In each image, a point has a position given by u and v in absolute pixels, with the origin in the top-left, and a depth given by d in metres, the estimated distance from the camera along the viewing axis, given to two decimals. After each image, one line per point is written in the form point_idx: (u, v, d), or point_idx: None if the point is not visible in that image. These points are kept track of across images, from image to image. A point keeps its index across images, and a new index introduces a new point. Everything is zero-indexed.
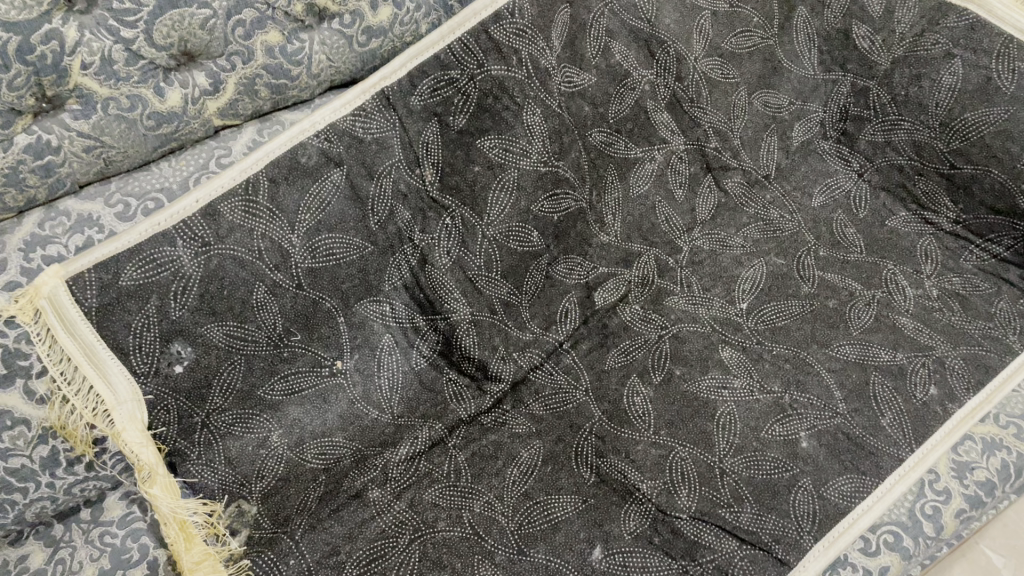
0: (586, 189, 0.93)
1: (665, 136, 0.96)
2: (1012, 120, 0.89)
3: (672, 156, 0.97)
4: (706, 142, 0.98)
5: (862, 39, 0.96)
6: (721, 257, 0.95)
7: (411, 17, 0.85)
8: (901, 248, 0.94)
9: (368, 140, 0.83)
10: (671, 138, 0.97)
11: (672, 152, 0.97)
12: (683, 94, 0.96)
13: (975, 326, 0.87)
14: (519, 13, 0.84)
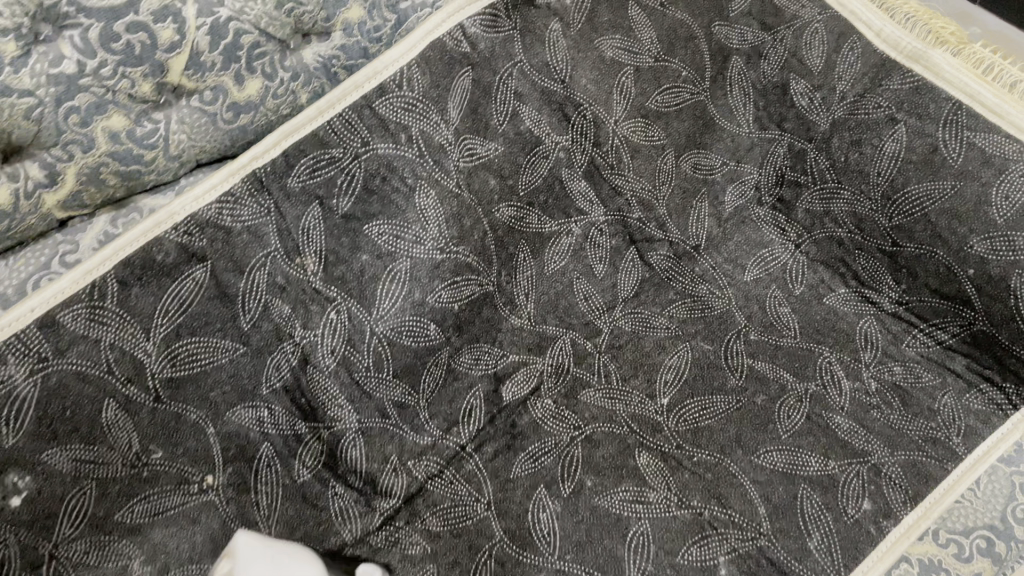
0: (493, 271, 0.85)
1: (583, 208, 0.89)
2: (959, 196, 0.80)
3: (591, 229, 0.89)
4: (629, 212, 0.90)
5: (799, 96, 0.90)
6: (644, 341, 0.86)
7: (287, 88, 0.75)
8: (838, 330, 0.86)
9: (236, 228, 0.74)
10: (590, 209, 0.89)
11: (591, 225, 0.89)
12: (602, 161, 0.89)
13: (915, 426, 0.80)
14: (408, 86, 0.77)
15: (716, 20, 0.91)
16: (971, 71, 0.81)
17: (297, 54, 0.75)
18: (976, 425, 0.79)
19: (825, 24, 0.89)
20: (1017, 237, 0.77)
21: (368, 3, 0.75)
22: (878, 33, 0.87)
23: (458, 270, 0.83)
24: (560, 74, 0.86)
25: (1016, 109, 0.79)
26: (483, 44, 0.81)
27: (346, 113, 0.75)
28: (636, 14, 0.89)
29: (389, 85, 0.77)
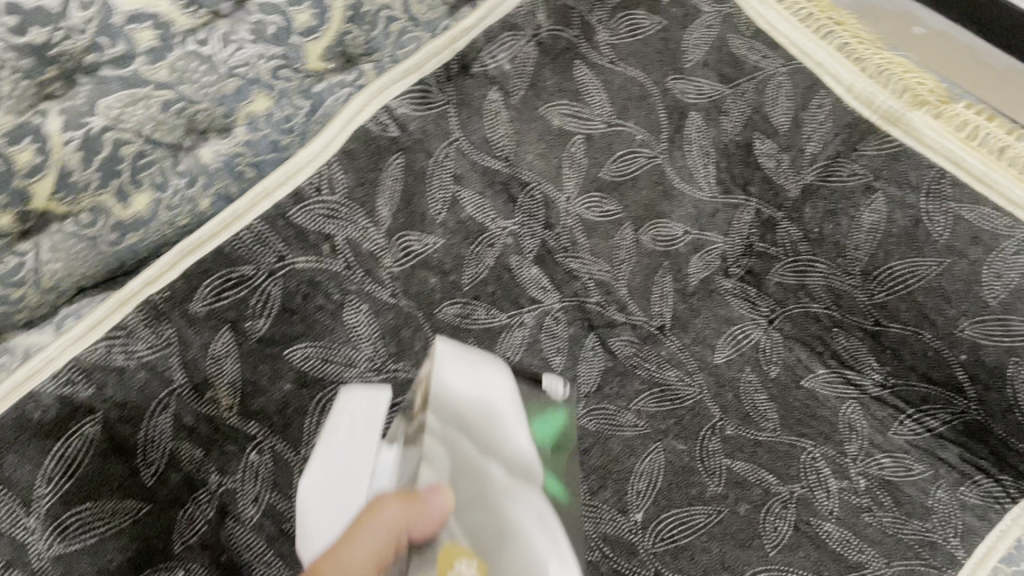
0: None
1: (536, 295, 0.78)
2: (946, 275, 0.74)
3: (546, 318, 0.78)
4: (587, 296, 0.81)
5: (766, 157, 0.81)
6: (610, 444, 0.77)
7: (183, 195, 0.62)
8: (821, 420, 0.79)
9: (131, 367, 0.62)
10: (543, 296, 0.78)
11: (546, 313, 0.78)
12: (556, 244, 0.79)
13: (911, 531, 0.73)
14: (331, 186, 0.68)
15: (672, 74, 0.82)
16: (955, 134, 0.74)
17: (192, 154, 0.63)
18: (974, 524, 0.73)
19: (790, 76, 0.81)
20: (1012, 321, 0.71)
21: (275, 92, 0.65)
22: (850, 88, 0.79)
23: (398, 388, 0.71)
24: (502, 151, 0.76)
25: (1005, 177, 0.72)
26: (412, 124, 0.71)
27: (257, 226, 0.66)
28: (583, 74, 0.80)
29: (305, 190, 0.67)
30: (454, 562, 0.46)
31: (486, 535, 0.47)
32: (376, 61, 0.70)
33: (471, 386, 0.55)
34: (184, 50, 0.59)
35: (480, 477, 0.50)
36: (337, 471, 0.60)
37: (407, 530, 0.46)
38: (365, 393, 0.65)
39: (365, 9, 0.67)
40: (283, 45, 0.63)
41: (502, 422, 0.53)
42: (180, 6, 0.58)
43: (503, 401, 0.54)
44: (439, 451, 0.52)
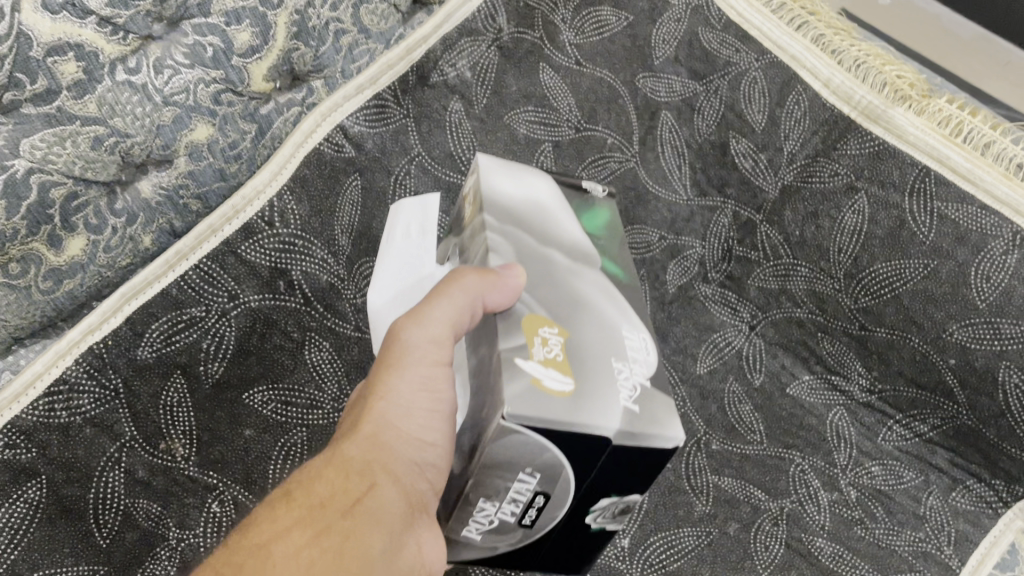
0: None
1: None
2: (932, 276, 0.71)
3: None
4: None
5: (742, 157, 0.78)
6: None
7: (123, 235, 0.58)
8: (808, 429, 0.76)
9: (76, 423, 0.57)
10: None
11: None
12: None
13: (904, 541, 0.71)
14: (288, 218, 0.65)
15: (639, 71, 0.78)
16: (938, 131, 0.70)
17: (130, 190, 0.57)
18: (968, 531, 0.71)
19: (764, 72, 0.76)
20: (1002, 324, 0.69)
21: (217, 118, 0.59)
22: (827, 84, 0.74)
23: None
24: (468, 164, 0.73)
25: (991, 174, 0.68)
26: (370, 142, 0.68)
27: (206, 264, 0.62)
28: (549, 77, 0.75)
29: (255, 224, 0.63)
30: (535, 329, 0.47)
31: (555, 308, 0.49)
32: (327, 77, 0.65)
33: (516, 186, 0.56)
34: (114, 81, 0.52)
35: (541, 263, 0.52)
36: (400, 284, 0.62)
37: (480, 309, 0.47)
38: (414, 202, 0.67)
39: (313, 23, 0.61)
40: (223, 67, 0.57)
41: (552, 215, 0.56)
42: (106, 33, 0.51)
43: (547, 197, 0.57)
44: (502, 242, 0.52)
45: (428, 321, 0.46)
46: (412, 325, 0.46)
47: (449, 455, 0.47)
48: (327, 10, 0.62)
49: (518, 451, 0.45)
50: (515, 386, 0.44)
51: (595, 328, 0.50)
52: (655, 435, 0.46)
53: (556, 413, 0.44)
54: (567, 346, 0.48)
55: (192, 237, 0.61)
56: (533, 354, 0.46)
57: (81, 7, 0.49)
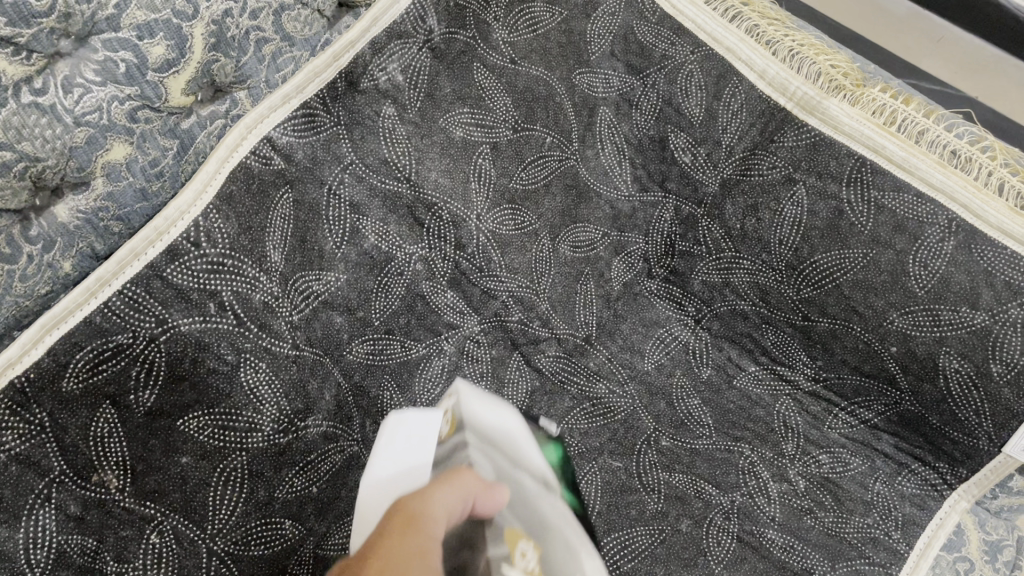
0: (357, 424, 0.73)
1: (452, 319, 0.78)
2: (872, 267, 0.71)
3: (465, 342, 0.79)
4: (507, 315, 0.80)
5: (681, 151, 0.78)
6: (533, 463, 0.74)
7: (40, 262, 0.54)
8: (756, 421, 0.78)
9: (0, 461, 0.54)
10: (461, 320, 0.79)
11: (465, 337, 0.79)
12: (469, 265, 0.77)
13: (853, 527, 0.72)
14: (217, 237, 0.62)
15: (576, 68, 0.76)
16: (872, 120, 0.69)
17: (46, 215, 0.54)
18: (913, 514, 0.73)
19: (700, 65, 0.75)
20: (941, 311, 0.68)
21: (135, 136, 0.56)
22: (762, 75, 0.73)
23: (314, 446, 0.70)
24: (403, 170, 0.71)
25: (925, 162, 0.67)
26: (299, 153, 0.66)
27: (130, 289, 0.59)
28: (483, 77, 0.73)
29: (180, 246, 0.60)
30: (517, 542, 0.48)
31: (531, 525, 0.50)
32: (251, 87, 0.62)
33: (493, 418, 0.58)
34: (19, 104, 0.49)
35: (523, 496, 0.52)
36: (392, 468, 0.56)
37: (475, 497, 0.46)
38: (416, 415, 0.59)
39: (232, 32, 0.58)
40: (138, 83, 0.55)
41: (517, 443, 0.57)
42: (8, 53, 0.48)
43: (519, 432, 0.58)
44: (484, 461, 0.53)
45: (427, 505, 0.43)
46: (418, 497, 0.43)
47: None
48: (247, 19, 0.59)
49: None
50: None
51: (568, 555, 0.49)
52: None
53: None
54: (541, 560, 0.48)
55: (114, 262, 0.58)
56: (516, 564, 0.46)
57: None
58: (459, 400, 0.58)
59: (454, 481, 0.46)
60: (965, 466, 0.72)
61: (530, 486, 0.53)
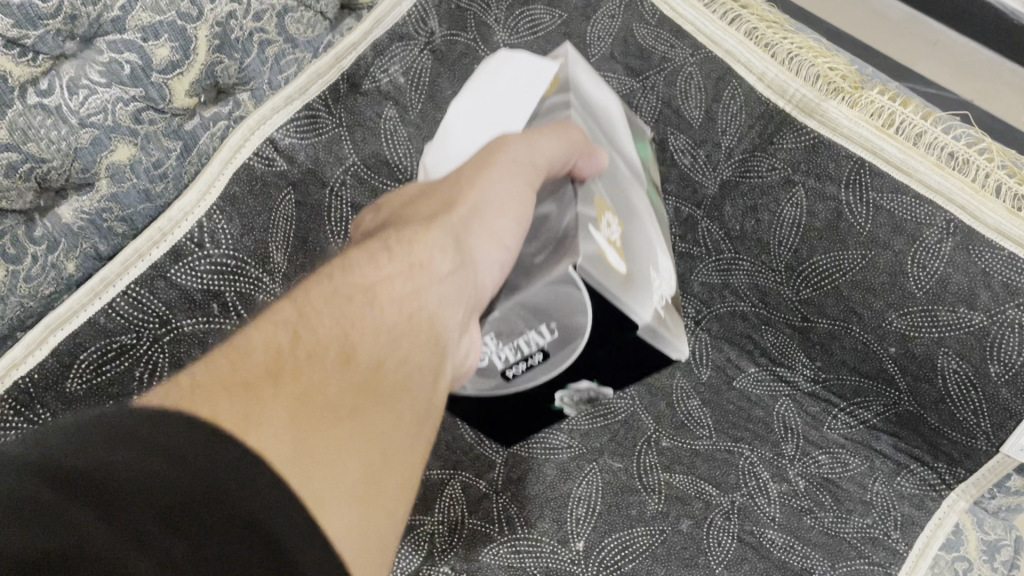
0: None
1: None
2: (871, 268, 0.72)
3: None
4: None
5: (680, 153, 0.78)
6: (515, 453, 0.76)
7: (44, 263, 0.54)
8: (756, 421, 0.78)
9: None
10: None
11: None
12: None
13: (852, 527, 0.72)
14: (220, 239, 0.62)
15: None
16: (870, 122, 0.70)
17: (50, 216, 0.54)
18: (912, 514, 0.73)
19: (700, 67, 0.75)
20: (939, 311, 0.69)
21: (139, 137, 0.57)
22: (761, 78, 0.74)
23: None
24: (404, 171, 0.71)
25: (923, 164, 0.68)
26: (302, 155, 0.66)
27: (135, 290, 0.59)
28: None
29: (184, 246, 0.61)
30: (603, 210, 0.52)
31: (637, 246, 0.56)
32: (252, 89, 0.63)
33: (598, 94, 0.64)
34: (25, 105, 0.49)
35: (620, 179, 0.58)
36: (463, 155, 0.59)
37: (576, 154, 0.51)
38: (524, 54, 0.62)
39: (236, 34, 0.59)
40: (142, 85, 0.55)
41: (615, 125, 0.64)
42: (13, 54, 0.48)
43: (615, 110, 0.65)
44: (579, 116, 0.58)
45: (482, 183, 0.50)
46: (474, 184, 0.50)
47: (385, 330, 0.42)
48: (250, 21, 0.59)
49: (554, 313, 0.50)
50: (592, 247, 0.48)
51: (641, 238, 0.56)
52: (670, 346, 0.55)
53: (613, 284, 0.49)
54: (623, 235, 0.54)
55: (118, 263, 0.58)
56: (602, 228, 0.50)
57: None
58: (567, 62, 0.61)
59: (560, 135, 0.51)
60: (963, 467, 0.73)
61: (621, 169, 0.59)
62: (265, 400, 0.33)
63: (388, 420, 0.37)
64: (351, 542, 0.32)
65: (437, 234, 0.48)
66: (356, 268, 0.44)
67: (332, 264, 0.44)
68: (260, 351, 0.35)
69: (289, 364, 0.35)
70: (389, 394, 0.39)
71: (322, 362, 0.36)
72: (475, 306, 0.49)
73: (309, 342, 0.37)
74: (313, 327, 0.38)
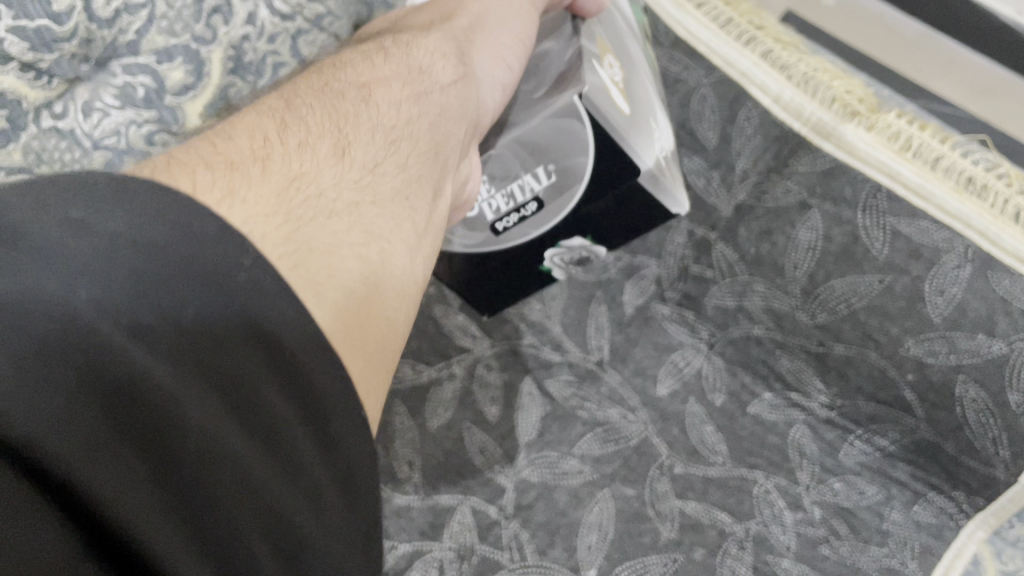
0: None
1: (465, 344, 0.81)
2: (888, 292, 0.71)
3: (477, 366, 0.80)
4: (520, 338, 0.82)
5: (694, 174, 0.79)
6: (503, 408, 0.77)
7: None
8: (770, 448, 0.77)
9: None
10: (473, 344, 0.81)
11: (476, 361, 0.81)
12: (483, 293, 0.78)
13: (869, 557, 0.71)
14: None
15: None
16: (888, 146, 0.70)
17: None
18: (931, 544, 0.71)
19: (713, 88, 0.77)
20: (957, 337, 0.68)
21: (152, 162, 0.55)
22: (777, 100, 0.74)
23: None
24: None
25: (941, 189, 0.68)
26: None
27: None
28: None
29: None
30: (607, 55, 0.67)
31: (637, 96, 0.70)
32: None
33: None
34: (39, 129, 0.52)
35: (617, 29, 0.72)
36: None
37: None
38: None
39: (249, 57, 0.58)
40: (156, 108, 0.54)
41: None
42: (29, 78, 0.51)
43: None
44: None
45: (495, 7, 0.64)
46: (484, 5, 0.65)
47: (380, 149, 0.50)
48: (264, 43, 0.59)
49: (561, 139, 0.64)
50: (600, 78, 0.63)
51: (641, 89, 0.71)
52: (674, 203, 0.73)
53: (615, 111, 0.64)
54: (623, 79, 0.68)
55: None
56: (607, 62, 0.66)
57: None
58: None
59: None
60: (983, 495, 0.71)
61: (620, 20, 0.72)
62: (260, 171, 0.42)
63: (380, 220, 0.47)
64: (337, 320, 0.39)
65: (433, 46, 0.60)
66: (352, 67, 0.56)
67: (335, 71, 0.55)
68: (253, 136, 0.45)
69: (279, 146, 0.45)
70: (380, 192, 0.48)
71: (312, 150, 0.46)
72: (472, 122, 0.61)
73: (300, 135, 0.46)
74: (304, 118, 0.48)
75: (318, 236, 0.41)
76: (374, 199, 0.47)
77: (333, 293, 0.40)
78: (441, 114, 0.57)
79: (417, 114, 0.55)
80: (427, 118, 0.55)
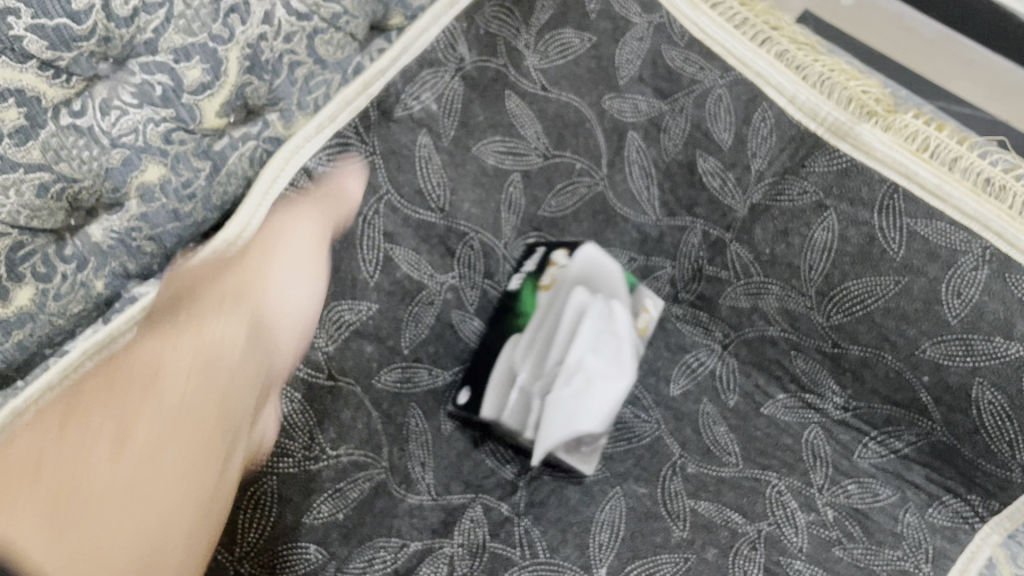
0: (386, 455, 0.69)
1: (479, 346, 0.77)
2: (904, 294, 0.71)
3: None
4: None
5: (709, 175, 0.77)
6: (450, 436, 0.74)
7: (73, 282, 0.55)
8: (783, 449, 0.77)
9: None
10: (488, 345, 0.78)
11: None
12: (496, 292, 0.77)
13: (882, 560, 0.70)
14: None
15: (606, 93, 0.76)
16: (905, 147, 0.69)
17: (81, 235, 0.55)
18: (944, 546, 0.71)
19: (729, 89, 0.74)
20: (974, 340, 0.68)
21: (169, 157, 0.56)
22: (792, 100, 0.73)
23: (340, 475, 0.66)
24: (437, 200, 0.70)
25: (959, 190, 0.67)
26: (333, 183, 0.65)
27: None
28: (515, 105, 0.73)
29: None
30: None
31: None
32: (282, 110, 0.62)
33: None
34: (58, 126, 0.50)
35: None
36: None
37: None
38: None
39: (265, 57, 0.58)
40: (173, 106, 0.54)
41: None
42: (48, 76, 0.48)
43: None
44: None
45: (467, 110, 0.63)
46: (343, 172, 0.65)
47: (115, 466, 0.51)
48: (280, 43, 0.58)
49: None
50: None
51: None
52: None
53: None
54: None
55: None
56: None
57: (19, 50, 0.46)
58: None
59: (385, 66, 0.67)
60: (998, 499, 0.71)
61: None
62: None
63: (101, 539, 0.48)
64: (45, 556, 0.45)
65: (231, 317, 0.60)
66: (156, 351, 0.56)
67: (130, 364, 0.56)
68: None
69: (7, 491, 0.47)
70: (101, 498, 0.49)
71: (16, 497, 0.47)
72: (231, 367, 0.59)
73: (45, 470, 0.49)
74: (54, 463, 0.49)
75: (54, 459, 0.50)
76: (78, 519, 0.48)
77: (64, 552, 0.46)
78: (224, 392, 0.57)
79: (186, 408, 0.55)
80: (206, 404, 0.56)
